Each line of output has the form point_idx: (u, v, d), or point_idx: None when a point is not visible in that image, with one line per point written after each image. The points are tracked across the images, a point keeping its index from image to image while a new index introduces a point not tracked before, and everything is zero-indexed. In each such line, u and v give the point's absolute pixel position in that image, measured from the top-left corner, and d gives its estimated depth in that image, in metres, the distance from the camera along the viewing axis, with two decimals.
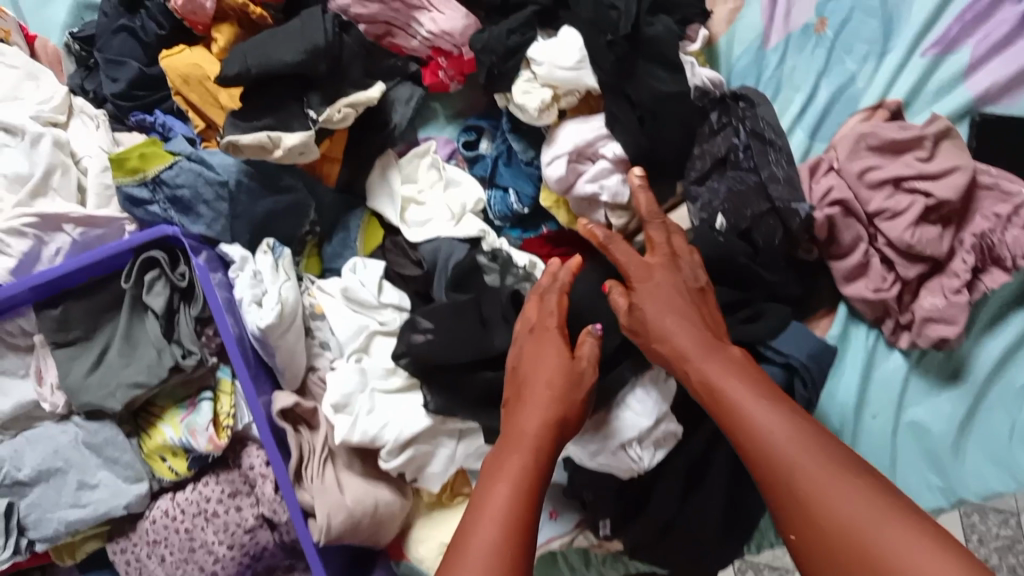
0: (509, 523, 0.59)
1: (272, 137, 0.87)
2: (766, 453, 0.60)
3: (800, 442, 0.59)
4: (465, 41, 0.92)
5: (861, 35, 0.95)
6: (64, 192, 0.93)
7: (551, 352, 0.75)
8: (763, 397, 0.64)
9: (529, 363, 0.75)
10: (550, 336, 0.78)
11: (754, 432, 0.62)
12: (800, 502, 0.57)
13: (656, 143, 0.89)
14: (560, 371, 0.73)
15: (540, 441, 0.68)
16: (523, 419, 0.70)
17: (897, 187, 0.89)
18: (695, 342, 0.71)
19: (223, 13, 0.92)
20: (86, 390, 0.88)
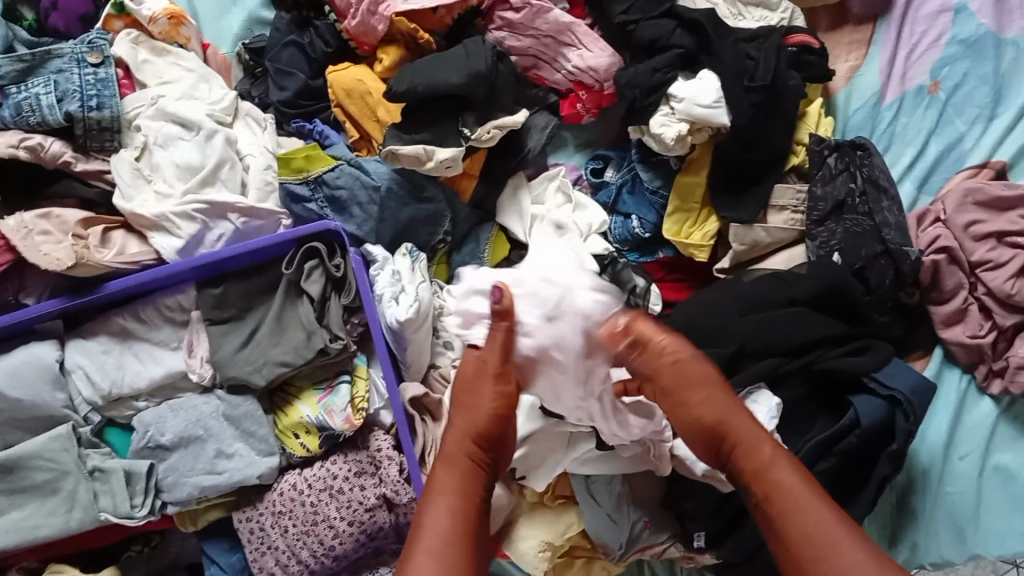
0: (450, 538, 0.73)
1: (427, 149, 0.95)
2: (776, 492, 0.74)
3: (806, 508, 0.71)
4: (608, 78, 1.01)
5: (973, 100, 1.02)
6: (230, 184, 1.02)
7: (485, 387, 0.84)
8: (809, 491, 0.73)
9: (462, 399, 0.85)
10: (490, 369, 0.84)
11: (787, 505, 0.72)
12: (788, 541, 0.71)
13: (744, 157, 0.97)
14: (487, 396, 0.83)
15: (470, 458, 0.81)
16: (451, 444, 0.83)
17: (1000, 241, 0.96)
18: (743, 428, 0.79)
19: (391, 37, 1.02)
20: (234, 364, 0.96)
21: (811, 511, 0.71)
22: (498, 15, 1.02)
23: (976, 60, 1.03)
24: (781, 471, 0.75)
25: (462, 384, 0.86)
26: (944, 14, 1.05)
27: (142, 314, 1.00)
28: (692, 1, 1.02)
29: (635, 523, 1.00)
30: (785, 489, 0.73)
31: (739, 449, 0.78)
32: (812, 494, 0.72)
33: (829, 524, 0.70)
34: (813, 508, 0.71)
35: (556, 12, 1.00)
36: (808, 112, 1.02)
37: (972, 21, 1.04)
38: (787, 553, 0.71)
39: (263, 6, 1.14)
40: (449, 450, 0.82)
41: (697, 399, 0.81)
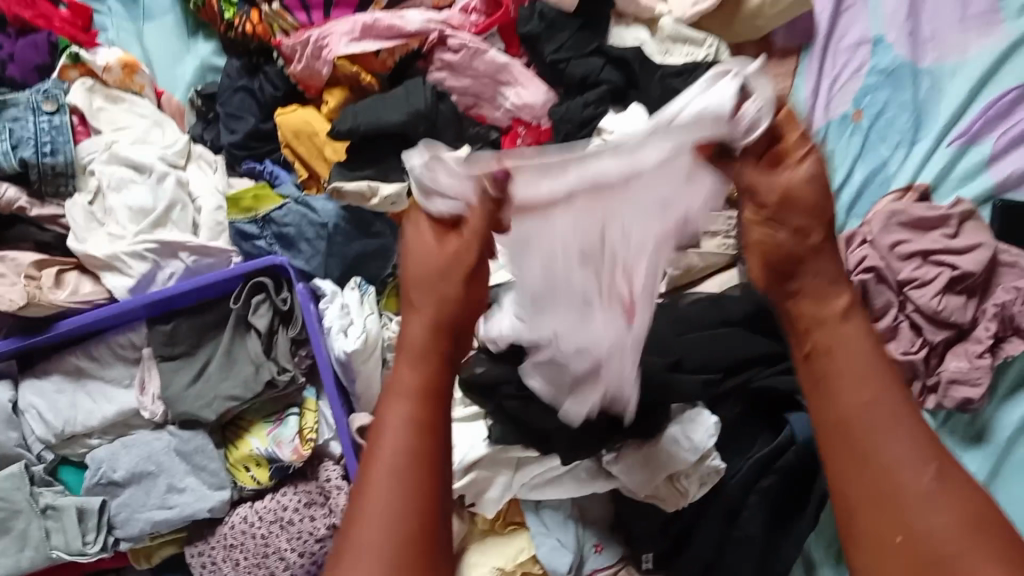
0: (411, 454, 0.60)
1: (371, 186, 0.99)
2: (841, 414, 0.61)
3: (885, 408, 0.60)
4: (545, 113, 1.05)
5: (895, 126, 1.07)
6: (181, 225, 1.05)
7: (425, 243, 0.68)
8: (888, 381, 0.61)
9: (411, 263, 0.69)
10: (438, 251, 0.68)
11: (837, 383, 0.62)
12: (859, 430, 0.60)
13: None
14: (431, 260, 0.68)
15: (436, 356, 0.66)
16: (413, 330, 0.67)
17: (925, 259, 1.00)
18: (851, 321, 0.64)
19: (336, 79, 1.06)
20: (184, 400, 0.98)
21: (889, 411, 0.60)
22: (438, 56, 1.05)
23: (895, 88, 1.08)
24: (856, 343, 0.63)
25: (413, 277, 0.68)
26: (863, 46, 1.11)
27: (93, 352, 1.02)
28: (621, 40, 1.08)
29: (587, 545, 1.04)
30: (846, 368, 0.62)
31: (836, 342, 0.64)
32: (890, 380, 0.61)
33: (902, 428, 0.59)
34: (890, 395, 0.61)
35: (492, 53, 1.04)
36: None
37: (889, 51, 1.10)
38: (834, 423, 0.61)
39: (214, 53, 1.18)
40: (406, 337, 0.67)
41: (802, 253, 0.66)
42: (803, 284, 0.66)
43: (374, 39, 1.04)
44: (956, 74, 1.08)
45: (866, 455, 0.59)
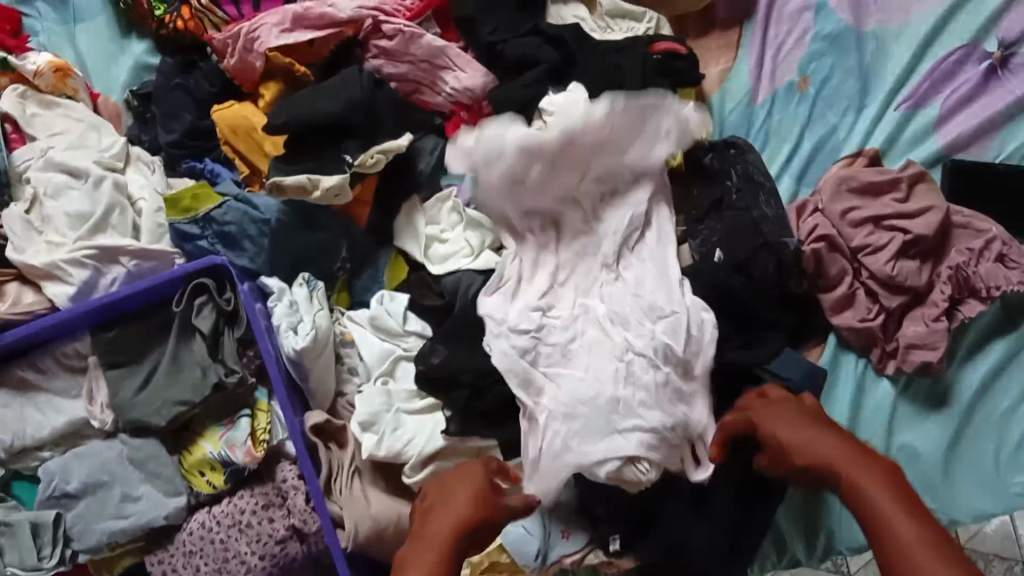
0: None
1: (312, 178, 0.96)
2: (873, 525, 0.71)
3: (922, 549, 0.67)
4: (485, 96, 1.04)
5: (841, 93, 1.06)
6: (121, 229, 1.02)
7: (461, 497, 0.83)
8: (893, 494, 0.72)
9: (439, 496, 0.85)
10: (466, 521, 0.81)
11: (868, 504, 0.72)
12: (889, 547, 0.69)
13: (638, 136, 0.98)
14: (455, 517, 0.81)
15: (444, 557, 0.77)
16: (419, 555, 0.78)
17: (877, 225, 0.98)
18: (849, 456, 0.76)
19: (270, 72, 1.04)
20: (133, 407, 0.96)
21: (911, 532, 0.69)
22: (373, 44, 1.04)
23: (839, 55, 1.07)
24: (873, 473, 0.74)
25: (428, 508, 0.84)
26: (806, 13, 1.09)
27: (40, 364, 1.00)
28: (559, 17, 1.07)
29: (552, 532, 0.99)
30: (876, 501, 0.72)
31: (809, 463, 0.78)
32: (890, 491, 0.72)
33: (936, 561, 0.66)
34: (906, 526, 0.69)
35: (429, 37, 1.04)
36: None
37: (831, 17, 1.08)
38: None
39: (148, 53, 1.15)
40: (415, 557, 0.78)
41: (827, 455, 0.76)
42: (799, 473, 0.79)
43: (305, 29, 1.02)
44: (901, 36, 1.08)
45: None
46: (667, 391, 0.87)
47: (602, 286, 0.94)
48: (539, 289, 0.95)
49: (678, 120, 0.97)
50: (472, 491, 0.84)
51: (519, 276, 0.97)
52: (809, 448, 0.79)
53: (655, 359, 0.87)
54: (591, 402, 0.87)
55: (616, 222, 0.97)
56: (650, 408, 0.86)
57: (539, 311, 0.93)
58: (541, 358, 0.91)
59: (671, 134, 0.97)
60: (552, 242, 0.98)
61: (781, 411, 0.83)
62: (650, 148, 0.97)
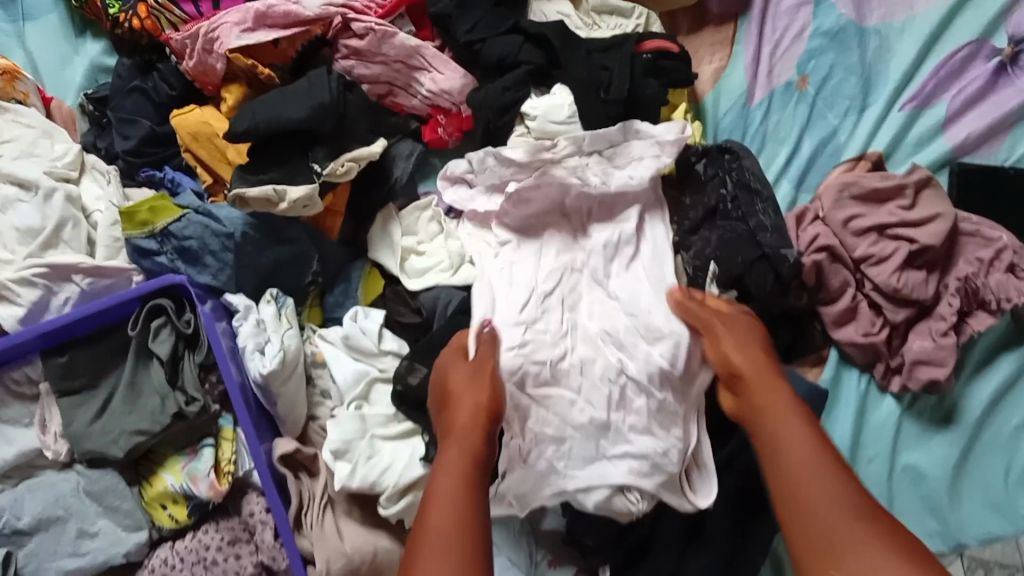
0: (462, 521, 0.61)
1: (278, 190, 0.89)
2: (772, 439, 0.68)
3: (819, 468, 0.64)
4: (464, 100, 0.97)
5: (842, 91, 1.00)
6: (75, 245, 0.96)
7: (461, 368, 0.79)
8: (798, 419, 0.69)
9: (444, 378, 0.79)
10: (483, 375, 0.78)
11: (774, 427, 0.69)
12: (781, 461, 0.66)
13: None
14: (474, 379, 0.77)
15: (481, 432, 0.72)
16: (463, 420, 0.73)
17: (881, 234, 0.93)
18: (767, 377, 0.74)
19: (232, 74, 0.97)
20: (89, 437, 0.90)
21: (813, 458, 0.64)
22: (343, 43, 0.98)
23: (840, 51, 1.00)
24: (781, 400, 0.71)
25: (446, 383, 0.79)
26: (804, 7, 1.03)
27: None
28: (542, 14, 1.00)
29: (539, 561, 0.95)
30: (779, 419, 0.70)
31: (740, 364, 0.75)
32: (805, 424, 0.68)
33: (827, 482, 0.62)
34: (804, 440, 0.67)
35: (401, 36, 0.97)
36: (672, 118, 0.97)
37: (832, 11, 1.02)
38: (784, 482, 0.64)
39: (104, 53, 1.08)
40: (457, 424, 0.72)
41: (742, 345, 0.77)
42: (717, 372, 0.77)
43: (266, 29, 0.94)
44: (904, 33, 1.01)
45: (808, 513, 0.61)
46: (661, 415, 0.80)
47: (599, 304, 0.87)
48: (532, 308, 0.86)
49: (659, 143, 0.90)
50: (487, 374, 0.78)
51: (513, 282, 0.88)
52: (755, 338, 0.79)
53: (649, 384, 0.80)
54: (581, 425, 0.81)
55: (605, 233, 0.90)
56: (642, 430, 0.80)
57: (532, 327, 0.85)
58: (534, 378, 0.82)
59: (647, 158, 0.90)
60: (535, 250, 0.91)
61: (740, 327, 0.80)
62: (635, 166, 0.90)
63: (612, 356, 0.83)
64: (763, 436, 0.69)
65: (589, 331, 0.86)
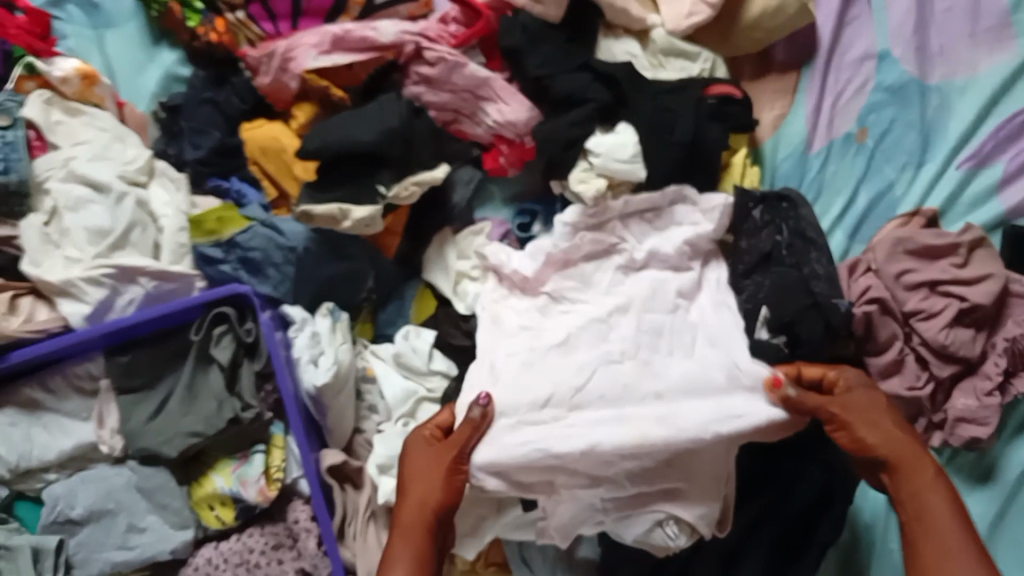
0: None
1: (343, 208, 0.93)
2: (920, 513, 0.75)
3: (960, 550, 0.72)
4: (528, 131, 1.00)
5: (901, 146, 1.01)
6: (141, 247, 0.99)
7: (424, 450, 0.83)
8: (938, 495, 0.75)
9: (410, 458, 0.84)
10: (430, 465, 0.82)
11: (919, 505, 0.75)
12: (924, 537, 0.74)
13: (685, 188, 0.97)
14: (425, 466, 0.82)
15: (423, 532, 0.80)
16: (406, 515, 0.81)
17: (932, 290, 0.94)
18: (907, 447, 0.78)
19: (305, 93, 1.01)
20: (144, 434, 0.93)
21: (953, 535, 0.73)
22: (414, 70, 1.01)
23: (902, 106, 1.02)
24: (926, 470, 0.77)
25: (410, 467, 0.83)
26: (868, 61, 1.04)
27: (49, 384, 0.96)
28: (610, 53, 1.02)
29: None
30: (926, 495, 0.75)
31: (872, 443, 0.78)
32: (940, 496, 0.75)
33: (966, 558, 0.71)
34: (945, 517, 0.74)
35: (472, 67, 0.99)
36: (732, 162, 1.01)
37: (895, 67, 1.03)
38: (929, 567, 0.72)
39: (179, 63, 1.11)
40: (403, 521, 0.80)
41: (871, 410, 0.80)
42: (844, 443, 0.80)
43: (343, 53, 0.98)
44: (966, 92, 1.00)
45: None
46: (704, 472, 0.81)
47: (624, 375, 0.84)
48: (536, 397, 0.83)
49: (703, 211, 0.95)
50: (445, 471, 0.81)
51: (524, 355, 0.87)
52: (878, 409, 0.80)
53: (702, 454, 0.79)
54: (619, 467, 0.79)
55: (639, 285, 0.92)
56: (684, 485, 0.81)
57: (545, 414, 0.82)
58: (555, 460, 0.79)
59: (686, 225, 0.96)
60: (575, 307, 0.92)
61: (864, 400, 0.80)
62: (673, 232, 0.95)
63: (626, 441, 0.78)
64: (906, 514, 0.76)
65: (607, 404, 0.82)
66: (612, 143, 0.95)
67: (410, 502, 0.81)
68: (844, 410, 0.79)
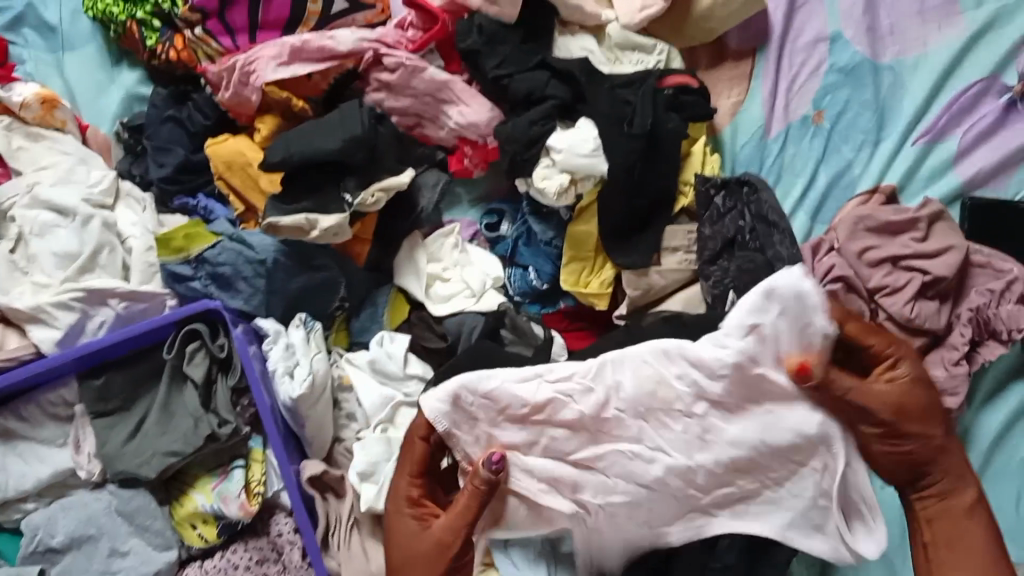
0: None
1: (310, 219, 0.93)
2: (953, 546, 0.70)
3: None
4: (490, 131, 1.01)
5: (857, 126, 1.03)
6: (110, 269, 0.98)
7: (411, 529, 0.76)
8: (978, 530, 0.71)
9: (394, 536, 0.77)
10: (430, 551, 0.75)
11: (954, 536, 0.71)
12: (947, 563, 0.70)
13: (649, 175, 0.97)
14: (417, 549, 0.75)
15: None
16: None
17: (895, 265, 0.95)
18: (943, 456, 0.71)
19: (267, 105, 1.01)
20: (121, 458, 0.92)
21: (985, 571, 0.69)
22: (374, 77, 1.01)
23: (855, 87, 1.04)
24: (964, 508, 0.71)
25: (401, 540, 0.76)
26: (821, 45, 1.06)
27: (23, 413, 0.94)
28: (567, 50, 1.03)
29: None
30: (963, 529, 0.71)
31: (913, 452, 0.70)
32: (975, 524, 0.71)
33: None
34: (979, 551, 0.70)
35: (431, 71, 1.00)
36: (692, 152, 1.02)
37: (847, 49, 1.05)
38: None
39: (139, 82, 1.11)
40: None
41: (926, 411, 0.70)
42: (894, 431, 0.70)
43: (302, 62, 0.99)
44: (919, 68, 1.03)
45: None
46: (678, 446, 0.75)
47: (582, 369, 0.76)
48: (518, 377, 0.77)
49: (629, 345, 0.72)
50: (441, 554, 0.74)
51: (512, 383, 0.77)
52: (924, 404, 0.70)
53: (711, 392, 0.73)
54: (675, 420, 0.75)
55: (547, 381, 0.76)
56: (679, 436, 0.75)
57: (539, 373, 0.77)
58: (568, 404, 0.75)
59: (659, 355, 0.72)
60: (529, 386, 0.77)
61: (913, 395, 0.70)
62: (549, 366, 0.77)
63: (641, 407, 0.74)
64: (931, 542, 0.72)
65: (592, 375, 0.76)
66: (572, 140, 0.95)
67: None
68: (901, 407, 0.69)
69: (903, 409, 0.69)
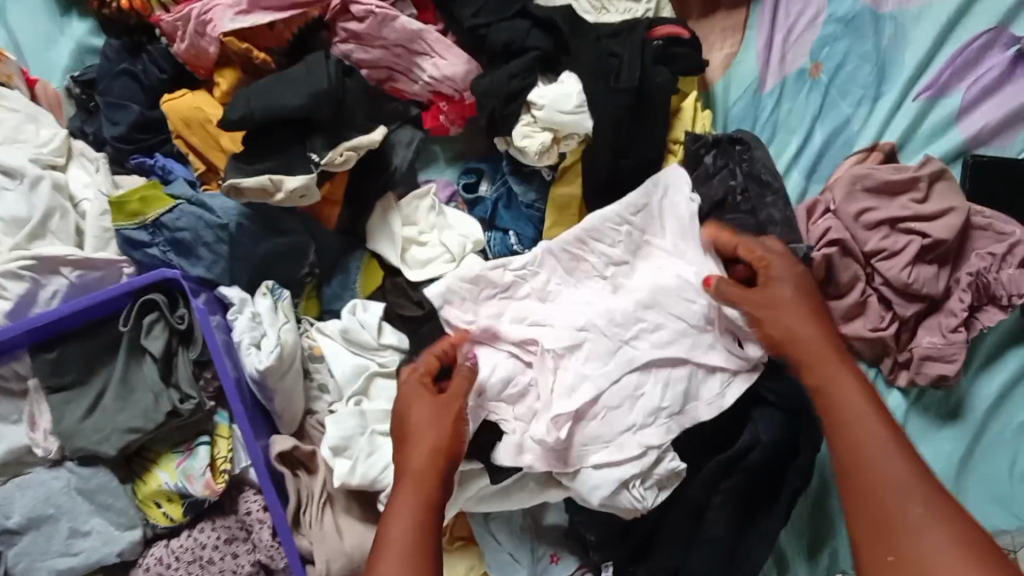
0: None
1: (274, 180, 0.87)
2: (836, 411, 0.67)
3: (878, 447, 0.63)
4: (467, 86, 0.95)
5: (856, 80, 0.98)
6: (63, 235, 0.92)
7: (426, 400, 0.74)
8: (866, 402, 0.67)
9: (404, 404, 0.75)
10: (442, 416, 0.74)
11: (836, 402, 0.67)
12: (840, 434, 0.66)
13: (636, 132, 0.91)
14: (430, 413, 0.74)
15: (436, 479, 0.69)
16: (416, 460, 0.70)
17: (893, 228, 0.90)
18: (818, 337, 0.72)
19: (225, 57, 0.93)
20: (80, 434, 0.87)
21: (874, 433, 0.64)
22: (342, 26, 0.95)
23: (855, 38, 0.98)
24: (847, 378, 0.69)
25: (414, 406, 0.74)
26: None
27: None
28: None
29: (540, 555, 0.92)
30: (845, 397, 0.67)
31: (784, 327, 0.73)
32: (859, 388, 0.68)
33: (905, 478, 0.61)
34: (869, 423, 0.65)
35: (403, 20, 0.93)
36: (682, 107, 0.96)
37: None
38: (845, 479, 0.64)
39: (90, 33, 1.05)
40: (410, 466, 0.70)
41: (793, 297, 0.74)
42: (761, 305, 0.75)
43: (262, 11, 0.91)
44: (922, 18, 0.98)
45: (879, 506, 0.61)
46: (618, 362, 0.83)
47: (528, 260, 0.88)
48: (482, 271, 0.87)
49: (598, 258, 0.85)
50: (453, 416, 0.74)
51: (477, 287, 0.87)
52: (800, 287, 0.76)
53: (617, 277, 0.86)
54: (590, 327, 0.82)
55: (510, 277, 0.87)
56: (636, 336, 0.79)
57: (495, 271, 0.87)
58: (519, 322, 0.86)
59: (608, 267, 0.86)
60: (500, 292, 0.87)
61: (783, 281, 0.75)
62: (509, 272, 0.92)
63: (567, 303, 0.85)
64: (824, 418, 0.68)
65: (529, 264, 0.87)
66: (553, 95, 0.89)
67: (421, 444, 0.71)
68: (768, 287, 0.76)
69: (778, 284, 0.75)
